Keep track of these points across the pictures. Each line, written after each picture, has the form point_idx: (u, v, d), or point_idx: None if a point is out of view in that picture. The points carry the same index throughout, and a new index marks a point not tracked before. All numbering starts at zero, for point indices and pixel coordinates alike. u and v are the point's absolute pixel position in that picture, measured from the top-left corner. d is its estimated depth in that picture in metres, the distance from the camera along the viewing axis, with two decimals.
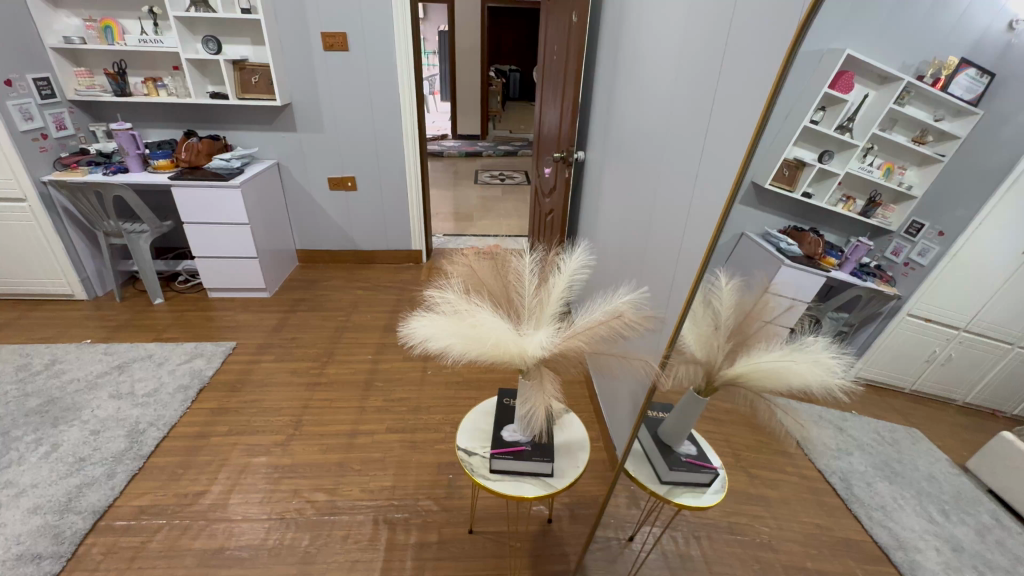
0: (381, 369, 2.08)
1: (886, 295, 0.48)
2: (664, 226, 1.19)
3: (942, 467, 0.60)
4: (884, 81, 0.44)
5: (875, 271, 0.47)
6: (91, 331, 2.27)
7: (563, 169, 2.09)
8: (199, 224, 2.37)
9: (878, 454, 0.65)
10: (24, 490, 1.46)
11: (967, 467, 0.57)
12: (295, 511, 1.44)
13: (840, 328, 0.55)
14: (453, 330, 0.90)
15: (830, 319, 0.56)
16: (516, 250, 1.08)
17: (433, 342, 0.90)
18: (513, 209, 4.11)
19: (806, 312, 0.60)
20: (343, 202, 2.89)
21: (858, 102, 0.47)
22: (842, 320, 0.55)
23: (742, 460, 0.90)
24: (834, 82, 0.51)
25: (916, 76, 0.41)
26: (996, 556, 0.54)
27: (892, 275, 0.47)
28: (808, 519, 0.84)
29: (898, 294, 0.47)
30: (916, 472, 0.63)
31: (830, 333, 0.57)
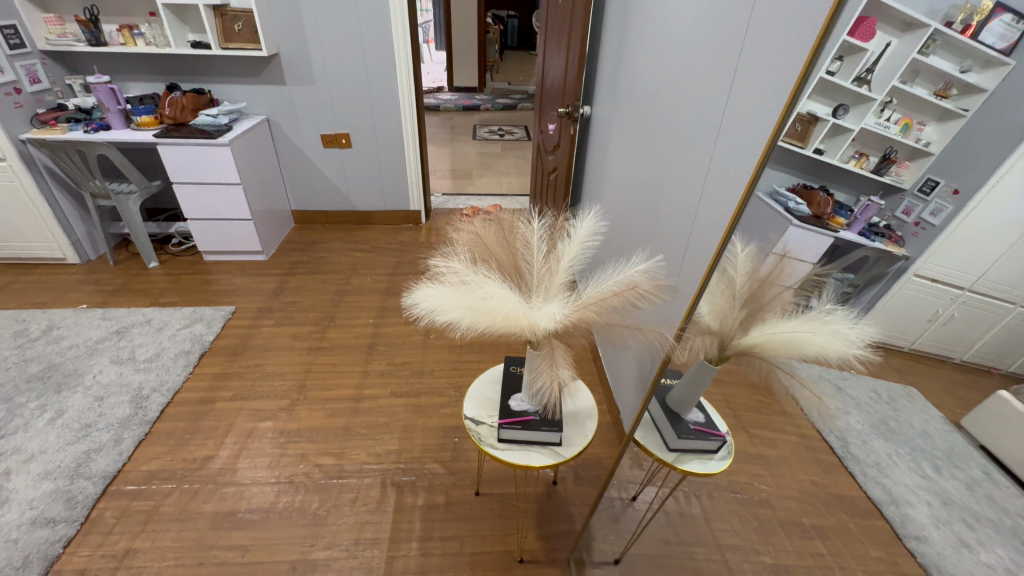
0: (384, 333, 2.07)
1: (893, 255, 0.47)
2: (680, 188, 1.13)
3: (937, 424, 0.62)
4: (907, 29, 0.42)
5: (884, 231, 0.47)
6: (87, 295, 2.23)
7: (568, 125, 1.99)
8: (188, 184, 2.28)
9: (875, 414, 0.65)
10: (33, 456, 1.47)
11: (962, 423, 0.60)
12: (304, 474, 1.45)
13: (845, 289, 0.52)
14: (460, 303, 0.87)
15: (833, 280, 0.53)
16: (524, 216, 1.04)
17: (440, 315, 0.87)
18: (513, 166, 3.98)
19: (809, 271, 0.54)
20: (337, 161, 2.78)
21: (880, 52, 0.45)
22: (847, 281, 0.51)
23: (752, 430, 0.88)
24: (854, 29, 0.49)
25: (944, 23, 0.39)
26: (985, 509, 0.60)
27: (901, 235, 0.46)
28: (806, 477, 0.81)
29: (906, 253, 0.47)
30: (911, 428, 0.64)
31: (835, 294, 0.53)
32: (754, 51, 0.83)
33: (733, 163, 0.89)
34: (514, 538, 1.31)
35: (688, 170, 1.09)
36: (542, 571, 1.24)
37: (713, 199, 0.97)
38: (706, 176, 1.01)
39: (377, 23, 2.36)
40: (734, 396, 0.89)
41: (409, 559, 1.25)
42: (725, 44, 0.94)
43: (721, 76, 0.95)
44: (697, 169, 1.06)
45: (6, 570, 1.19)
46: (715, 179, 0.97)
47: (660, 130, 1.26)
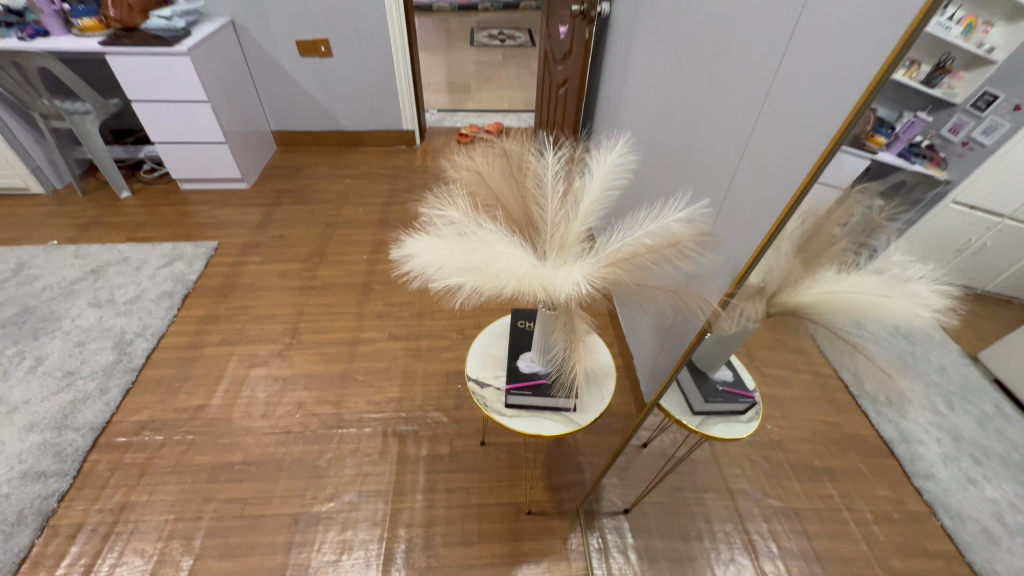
0: (380, 270, 1.92)
1: (934, 180, 0.41)
2: (727, 109, 0.92)
3: (954, 358, 0.55)
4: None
5: (927, 152, 0.42)
6: (57, 230, 2.06)
7: (583, 27, 1.68)
8: (149, 102, 2.01)
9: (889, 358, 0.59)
10: (16, 407, 1.40)
11: (978, 357, 0.52)
12: (302, 424, 1.39)
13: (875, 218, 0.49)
14: (460, 263, 0.71)
15: (871, 201, 0.49)
16: (533, 150, 0.84)
17: (436, 277, 0.72)
18: (516, 78, 3.57)
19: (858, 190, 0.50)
20: (318, 72, 2.45)
21: None
22: (880, 207, 0.48)
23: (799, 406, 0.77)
24: None
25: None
26: (994, 444, 0.56)
27: (945, 156, 0.40)
28: (818, 417, 0.78)
29: (949, 178, 0.40)
30: (925, 363, 0.57)
31: (877, 209, 0.48)
32: None
33: (811, 74, 0.68)
34: (522, 489, 1.27)
35: (739, 87, 0.88)
36: (550, 521, 1.21)
37: (772, 126, 0.78)
38: (770, 91, 0.78)
39: None
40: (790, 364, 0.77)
41: (415, 511, 1.22)
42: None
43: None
44: (755, 82, 0.83)
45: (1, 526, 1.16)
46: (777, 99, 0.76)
47: (704, 33, 1.01)
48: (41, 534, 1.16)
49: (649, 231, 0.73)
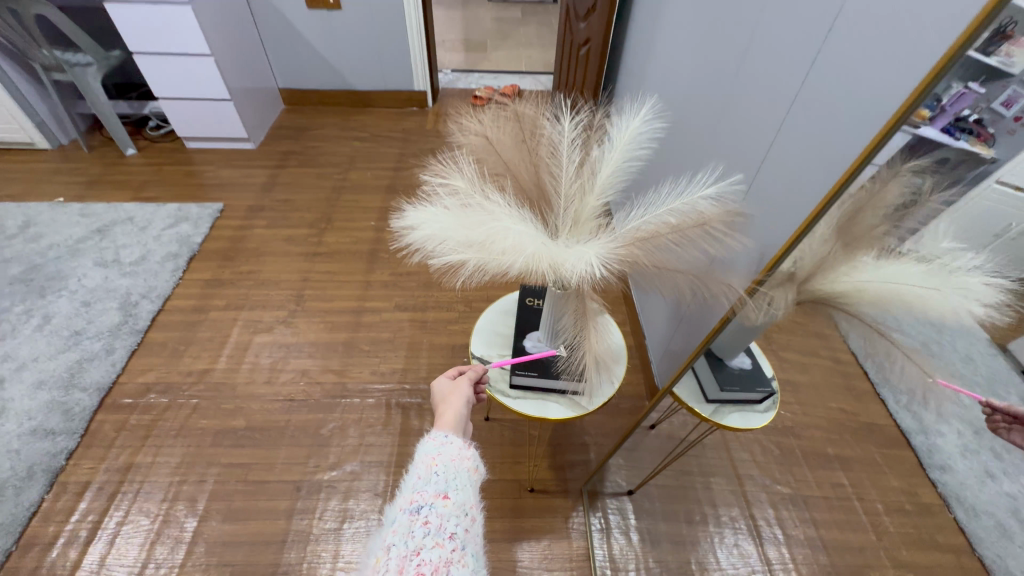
0: (388, 238, 1.87)
1: (979, 158, 0.41)
2: (773, 51, 0.79)
3: (980, 346, 0.48)
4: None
5: (973, 127, 0.41)
6: (62, 187, 2.03)
7: None
8: (151, 56, 1.93)
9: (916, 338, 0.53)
10: (25, 364, 1.41)
11: (1008, 347, 0.46)
12: (306, 392, 1.38)
13: (913, 193, 0.47)
14: (460, 236, 0.65)
15: (906, 177, 0.47)
16: (550, 112, 0.78)
17: (436, 252, 0.67)
18: (534, 36, 3.39)
19: (891, 172, 0.49)
20: (326, 26, 2.33)
21: None
22: (919, 182, 0.46)
23: (782, 352, 0.77)
24: None
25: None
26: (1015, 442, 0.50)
27: (992, 132, 0.40)
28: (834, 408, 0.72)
29: (995, 154, 0.40)
30: (950, 352, 0.51)
31: (904, 194, 0.48)
32: None
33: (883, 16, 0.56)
34: (525, 465, 1.26)
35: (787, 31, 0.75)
36: (553, 500, 1.20)
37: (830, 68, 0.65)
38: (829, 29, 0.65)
39: None
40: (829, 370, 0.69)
41: None
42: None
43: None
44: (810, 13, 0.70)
45: (12, 481, 1.18)
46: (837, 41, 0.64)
47: None
48: (50, 491, 1.18)
49: (670, 209, 0.67)
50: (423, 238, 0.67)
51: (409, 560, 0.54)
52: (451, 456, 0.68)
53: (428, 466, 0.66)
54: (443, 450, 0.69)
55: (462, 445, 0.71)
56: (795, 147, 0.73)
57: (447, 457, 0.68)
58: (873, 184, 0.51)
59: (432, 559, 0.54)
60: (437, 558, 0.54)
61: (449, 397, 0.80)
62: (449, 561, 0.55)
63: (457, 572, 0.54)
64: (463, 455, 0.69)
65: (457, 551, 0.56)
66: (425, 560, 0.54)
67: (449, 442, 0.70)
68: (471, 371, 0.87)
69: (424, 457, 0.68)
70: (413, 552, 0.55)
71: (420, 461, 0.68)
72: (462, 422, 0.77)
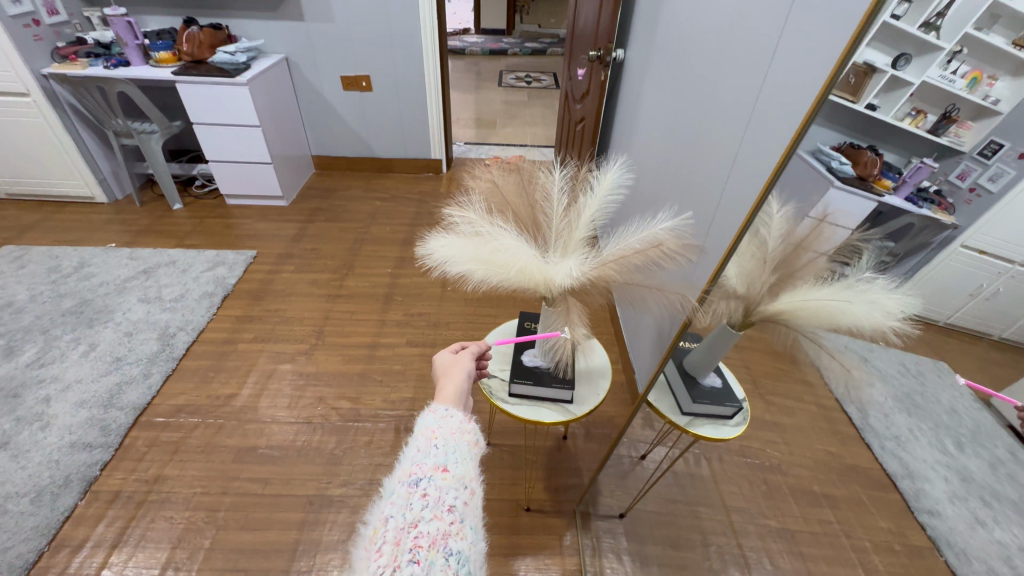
0: (402, 284, 2.07)
1: (941, 224, 0.43)
2: (720, 130, 1.04)
3: (965, 402, 0.56)
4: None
5: (934, 197, 0.43)
6: (115, 234, 2.28)
7: (598, 71, 1.86)
8: (208, 126, 2.25)
9: (899, 387, 0.61)
10: (70, 385, 1.55)
11: (991, 402, 0.54)
12: (322, 416, 1.51)
13: (882, 258, 0.49)
14: (473, 253, 0.83)
15: (873, 247, 0.50)
16: (546, 166, 0.98)
17: (453, 266, 0.84)
18: (538, 116, 3.81)
19: (851, 239, 0.52)
20: (358, 105, 2.70)
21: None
22: (886, 249, 0.49)
23: (760, 387, 0.87)
24: None
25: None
26: (1006, 488, 0.54)
27: (952, 202, 0.42)
28: (821, 448, 0.77)
29: (957, 223, 0.42)
30: (936, 405, 0.58)
31: (871, 262, 0.51)
32: None
33: (778, 109, 0.81)
34: (522, 488, 1.35)
35: (734, 110, 0.98)
36: (549, 519, 1.29)
37: (761, 133, 0.87)
38: (751, 116, 0.91)
39: None
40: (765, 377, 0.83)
41: None
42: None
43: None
44: (741, 105, 0.95)
45: (50, 487, 1.29)
46: (760, 120, 0.88)
47: (705, 68, 1.13)
48: (84, 498, 1.28)
49: (639, 237, 0.84)
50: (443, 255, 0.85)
51: (406, 532, 0.49)
52: (451, 429, 0.63)
53: (427, 438, 0.61)
54: (443, 423, 0.64)
55: (463, 419, 0.67)
56: (731, 199, 0.96)
57: (447, 430, 0.63)
58: (772, 216, 0.65)
59: (430, 531, 0.50)
60: (435, 530, 0.50)
61: (451, 371, 0.80)
62: (447, 533, 0.51)
63: (457, 545, 0.50)
64: (463, 428, 0.65)
65: (457, 523, 0.52)
66: (423, 532, 0.50)
67: (449, 416, 0.66)
68: (472, 346, 0.88)
69: (424, 428, 0.64)
70: (411, 524, 0.50)
71: (419, 433, 0.63)
72: (464, 396, 0.76)
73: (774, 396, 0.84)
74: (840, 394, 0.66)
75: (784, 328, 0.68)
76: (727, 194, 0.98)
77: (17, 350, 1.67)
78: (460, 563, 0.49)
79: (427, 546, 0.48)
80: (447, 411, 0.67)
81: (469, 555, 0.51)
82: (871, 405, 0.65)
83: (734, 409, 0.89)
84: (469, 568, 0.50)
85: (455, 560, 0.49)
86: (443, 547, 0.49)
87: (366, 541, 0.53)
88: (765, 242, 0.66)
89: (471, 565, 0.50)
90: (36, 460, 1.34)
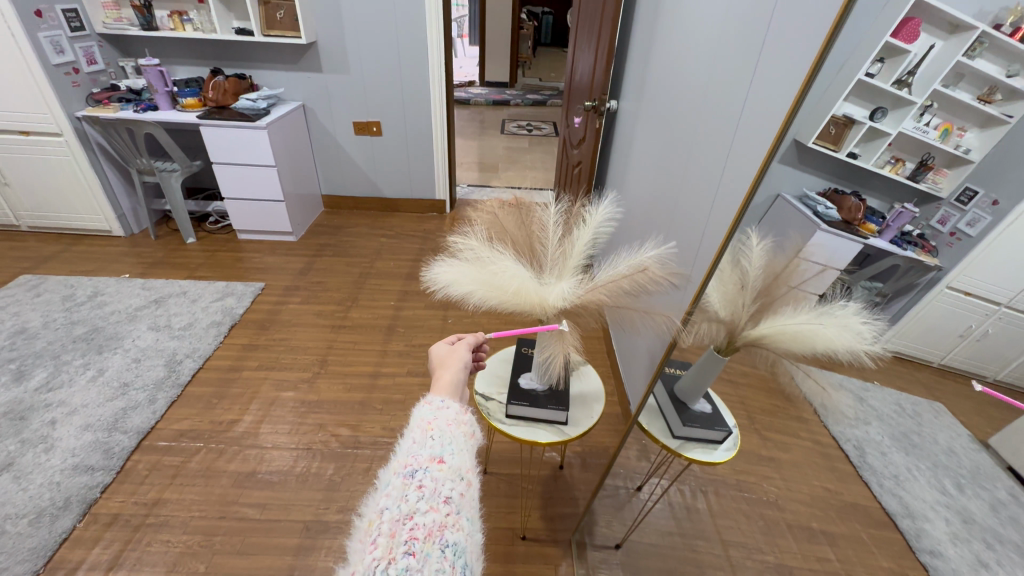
0: (404, 315, 2.13)
1: (925, 266, 0.45)
2: (700, 174, 1.15)
3: (964, 442, 0.60)
4: (954, 31, 0.40)
5: (917, 240, 0.45)
6: (129, 266, 2.36)
7: (593, 119, 2.00)
8: (226, 166, 2.39)
9: (898, 426, 0.62)
10: (76, 409, 1.58)
11: (989, 443, 0.59)
12: (321, 443, 1.53)
13: (873, 298, 0.51)
14: (474, 278, 0.91)
15: (861, 288, 0.52)
16: (541, 199, 1.06)
17: (455, 288, 0.91)
18: (539, 161, 4.00)
19: (838, 279, 0.54)
20: (368, 148, 2.86)
21: (922, 53, 0.41)
22: (875, 290, 0.51)
23: (757, 424, 0.84)
24: (898, 30, 0.44)
25: (992, 26, 0.37)
26: (1008, 531, 0.56)
27: (934, 245, 0.45)
28: (818, 484, 0.76)
29: (940, 264, 0.45)
30: (935, 445, 0.61)
31: (859, 304, 0.52)
32: (779, 34, 0.84)
33: (750, 156, 0.91)
34: (518, 516, 1.37)
35: (713, 151, 1.09)
36: (545, 548, 1.30)
37: (735, 176, 0.97)
38: (726, 163, 1.02)
39: (413, 12, 2.42)
40: (747, 399, 0.87)
41: None
42: (756, 22, 0.94)
43: (748, 55, 0.96)
44: (718, 153, 1.07)
45: (49, 509, 1.29)
46: (733, 168, 0.99)
47: (687, 120, 1.25)
48: (82, 520, 1.29)
49: (626, 263, 0.91)
50: (446, 279, 0.93)
51: (401, 525, 0.53)
52: (447, 421, 0.68)
53: (424, 429, 0.65)
54: (438, 415, 0.69)
55: (459, 410, 0.72)
56: (709, 236, 1.06)
57: (443, 421, 0.68)
58: (751, 248, 0.69)
59: (426, 523, 0.54)
60: (430, 523, 0.54)
61: (445, 365, 0.84)
62: (443, 525, 0.54)
63: (452, 537, 0.54)
64: (459, 420, 0.69)
65: (452, 515, 0.56)
66: (419, 524, 0.53)
67: (445, 408, 0.70)
68: (468, 338, 0.92)
69: (421, 419, 0.68)
70: (406, 516, 0.54)
71: (415, 424, 0.67)
72: (458, 386, 0.80)
73: (770, 433, 0.83)
74: (837, 431, 0.68)
75: (768, 353, 0.71)
76: (707, 231, 1.07)
77: (27, 374, 1.71)
78: (455, 555, 0.53)
79: (423, 538, 0.52)
80: (443, 403, 0.72)
81: (464, 546, 0.55)
82: (869, 443, 0.66)
83: (725, 433, 0.89)
84: (464, 559, 0.54)
85: (450, 551, 0.53)
86: (438, 539, 0.53)
87: (364, 531, 0.57)
88: (746, 272, 0.70)
89: (465, 555, 0.54)
90: (37, 482, 1.36)
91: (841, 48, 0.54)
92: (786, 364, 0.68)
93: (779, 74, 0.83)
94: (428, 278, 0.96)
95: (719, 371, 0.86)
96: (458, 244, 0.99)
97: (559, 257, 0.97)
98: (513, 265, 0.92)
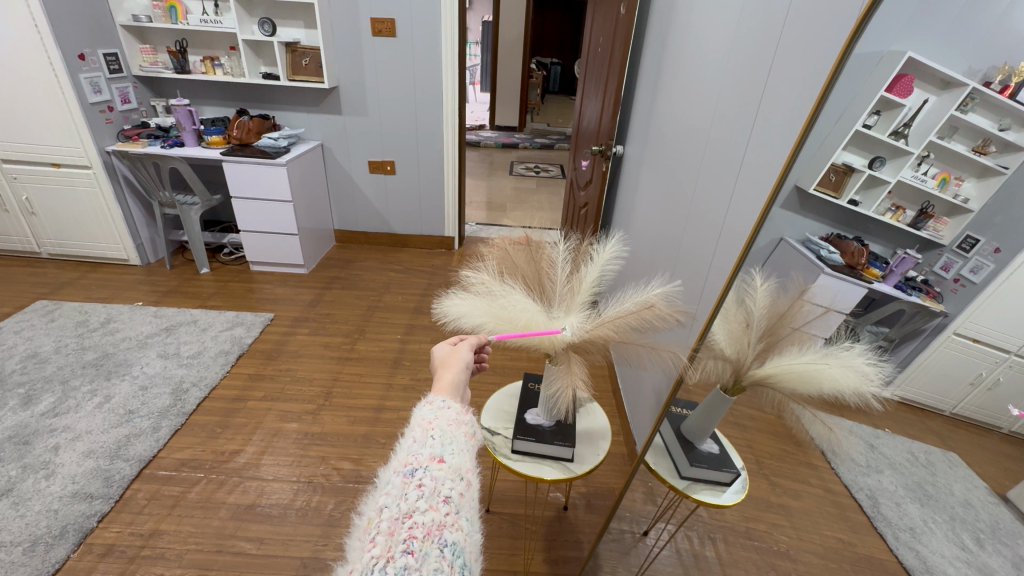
0: (410, 349, 2.15)
1: (931, 312, 0.45)
2: (705, 217, 1.18)
3: (981, 495, 0.50)
4: (947, 87, 0.41)
5: (921, 285, 0.44)
6: (142, 294, 2.41)
7: (600, 162, 2.06)
8: (243, 200, 2.47)
9: (910, 476, 0.56)
10: (80, 435, 1.58)
11: (1008, 496, 0.47)
12: (322, 478, 1.51)
13: (878, 342, 0.52)
14: (485, 309, 0.95)
15: (868, 332, 0.53)
16: (550, 237, 1.09)
17: (466, 319, 0.95)
18: (547, 202, 4.10)
19: (845, 322, 0.56)
20: (382, 185, 2.96)
21: (916, 107, 0.43)
22: (881, 334, 0.51)
23: (765, 467, 0.82)
24: (892, 86, 0.46)
25: (983, 83, 0.38)
26: None
27: (939, 291, 0.43)
28: (831, 533, 0.73)
29: (946, 310, 0.44)
30: (950, 497, 0.53)
31: (868, 349, 0.52)
32: (780, 86, 0.89)
33: (754, 199, 0.95)
34: (520, 558, 1.33)
35: (716, 195, 1.14)
36: None
37: (739, 218, 1.01)
38: (729, 207, 1.06)
39: (430, 62, 2.57)
40: (754, 442, 0.85)
41: None
42: (754, 78, 1.01)
43: (750, 104, 1.02)
44: (722, 197, 1.11)
45: (45, 538, 1.27)
46: (737, 211, 1.02)
47: (691, 164, 1.31)
48: (76, 550, 1.26)
49: (633, 300, 0.94)
50: (457, 310, 0.96)
51: (400, 523, 0.53)
52: (447, 421, 0.68)
53: (425, 428, 0.66)
54: (439, 415, 0.69)
55: (460, 410, 0.72)
56: (714, 275, 1.08)
57: (444, 421, 0.68)
58: (755, 288, 0.72)
59: (425, 523, 0.54)
60: (430, 522, 0.54)
61: (448, 365, 0.85)
62: (442, 525, 0.55)
63: (451, 537, 0.54)
64: (459, 420, 0.70)
65: (452, 515, 0.56)
66: (417, 523, 0.54)
67: (445, 408, 0.71)
68: (471, 338, 0.92)
69: (421, 419, 0.69)
70: (405, 515, 0.54)
71: (416, 422, 0.68)
72: (460, 386, 0.81)
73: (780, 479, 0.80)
74: (848, 476, 0.65)
75: (775, 393, 0.73)
76: (713, 272, 1.09)
77: (35, 398, 1.72)
78: (454, 555, 0.53)
79: (422, 538, 0.53)
80: (444, 403, 0.73)
81: (463, 546, 0.55)
82: (882, 493, 0.61)
83: (732, 475, 0.89)
84: (462, 560, 0.54)
85: (449, 551, 0.53)
86: (437, 538, 0.53)
87: (362, 529, 0.57)
88: (751, 311, 0.73)
89: (464, 555, 0.55)
90: (35, 509, 1.34)
91: (839, 97, 0.58)
92: (796, 406, 0.70)
93: (782, 123, 0.88)
94: (440, 311, 0.99)
95: (726, 411, 0.87)
96: (470, 278, 1.02)
97: (568, 291, 0.99)
98: (521, 299, 0.95)
